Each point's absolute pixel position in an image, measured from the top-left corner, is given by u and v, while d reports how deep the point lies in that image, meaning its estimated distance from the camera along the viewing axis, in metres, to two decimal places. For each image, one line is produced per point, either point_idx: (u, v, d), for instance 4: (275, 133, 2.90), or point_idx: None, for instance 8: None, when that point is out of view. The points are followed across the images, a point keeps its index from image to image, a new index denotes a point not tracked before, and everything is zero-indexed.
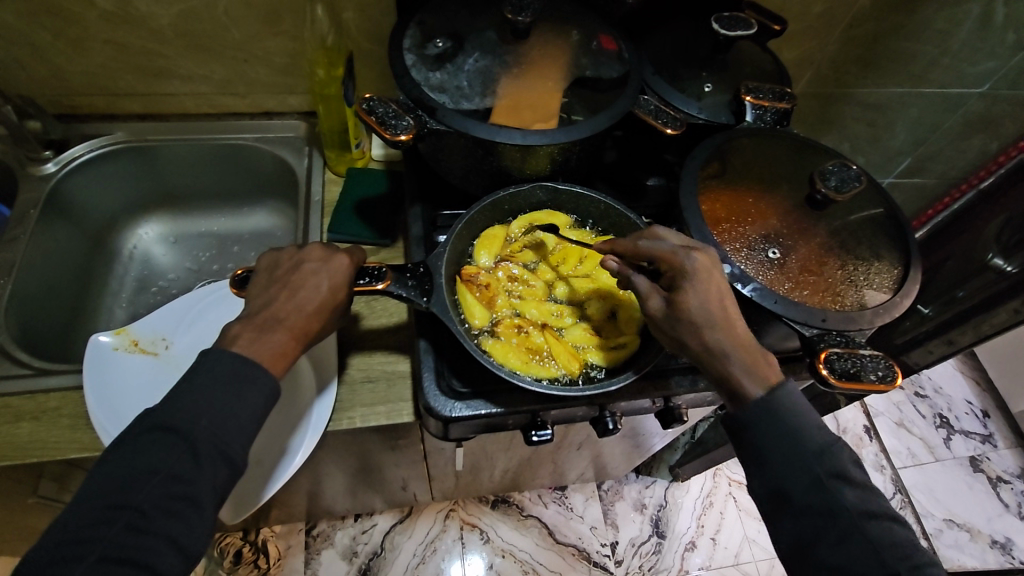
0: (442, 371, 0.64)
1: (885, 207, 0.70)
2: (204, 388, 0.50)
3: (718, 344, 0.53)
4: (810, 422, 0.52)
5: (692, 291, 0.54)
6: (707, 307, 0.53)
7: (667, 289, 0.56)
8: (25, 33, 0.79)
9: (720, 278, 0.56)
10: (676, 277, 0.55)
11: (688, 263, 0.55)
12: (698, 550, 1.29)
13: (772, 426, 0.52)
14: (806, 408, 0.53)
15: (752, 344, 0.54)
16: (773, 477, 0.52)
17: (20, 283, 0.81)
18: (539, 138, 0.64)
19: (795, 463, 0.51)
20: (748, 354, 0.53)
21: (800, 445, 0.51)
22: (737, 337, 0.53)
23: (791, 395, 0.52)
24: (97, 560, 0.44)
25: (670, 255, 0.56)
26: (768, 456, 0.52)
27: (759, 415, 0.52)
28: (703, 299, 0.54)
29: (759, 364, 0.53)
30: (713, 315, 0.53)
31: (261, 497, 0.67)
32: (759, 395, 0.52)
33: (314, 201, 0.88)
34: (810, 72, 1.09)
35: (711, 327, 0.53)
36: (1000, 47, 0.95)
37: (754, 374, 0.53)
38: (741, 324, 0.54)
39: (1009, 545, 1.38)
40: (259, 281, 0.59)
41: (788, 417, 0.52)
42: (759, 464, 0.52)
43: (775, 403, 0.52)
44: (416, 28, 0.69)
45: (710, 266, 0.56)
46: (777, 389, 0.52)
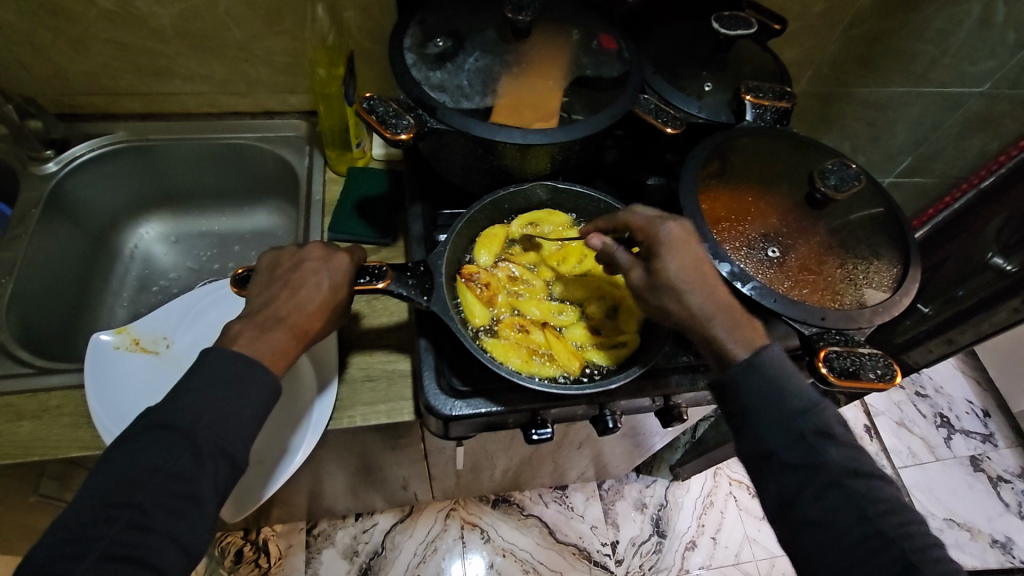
0: (442, 370, 0.64)
1: (885, 206, 0.70)
2: (205, 386, 0.50)
3: (698, 310, 0.54)
4: (797, 382, 0.52)
5: (668, 258, 0.55)
6: (683, 273, 0.55)
7: (645, 259, 0.57)
8: (26, 33, 0.80)
9: (695, 245, 0.57)
10: (652, 246, 0.57)
11: (662, 231, 0.57)
12: (699, 549, 1.30)
13: (756, 385, 0.52)
14: (791, 370, 0.53)
15: (731, 306, 0.55)
16: (758, 437, 0.52)
17: (21, 283, 0.81)
18: (539, 137, 0.64)
19: (781, 419, 0.51)
20: (729, 319, 0.54)
21: (786, 401, 0.51)
22: (716, 301, 0.55)
23: (776, 357, 0.53)
24: (99, 558, 0.44)
25: (644, 226, 0.58)
26: (754, 415, 0.52)
27: (743, 377, 0.53)
28: (679, 265, 0.55)
29: (741, 328, 0.55)
30: (690, 281, 0.55)
31: (262, 495, 0.67)
32: (745, 358, 0.53)
33: (314, 200, 0.88)
34: (810, 71, 1.13)
35: (688, 291, 0.55)
36: (1001, 47, 0.94)
37: (738, 338, 0.54)
38: (720, 289, 0.56)
39: (1009, 544, 1.38)
40: (260, 279, 0.59)
41: (772, 375, 0.52)
42: (745, 425, 0.53)
43: (760, 366, 0.53)
44: (416, 27, 0.70)
45: (685, 233, 0.57)
46: (762, 351, 0.53)
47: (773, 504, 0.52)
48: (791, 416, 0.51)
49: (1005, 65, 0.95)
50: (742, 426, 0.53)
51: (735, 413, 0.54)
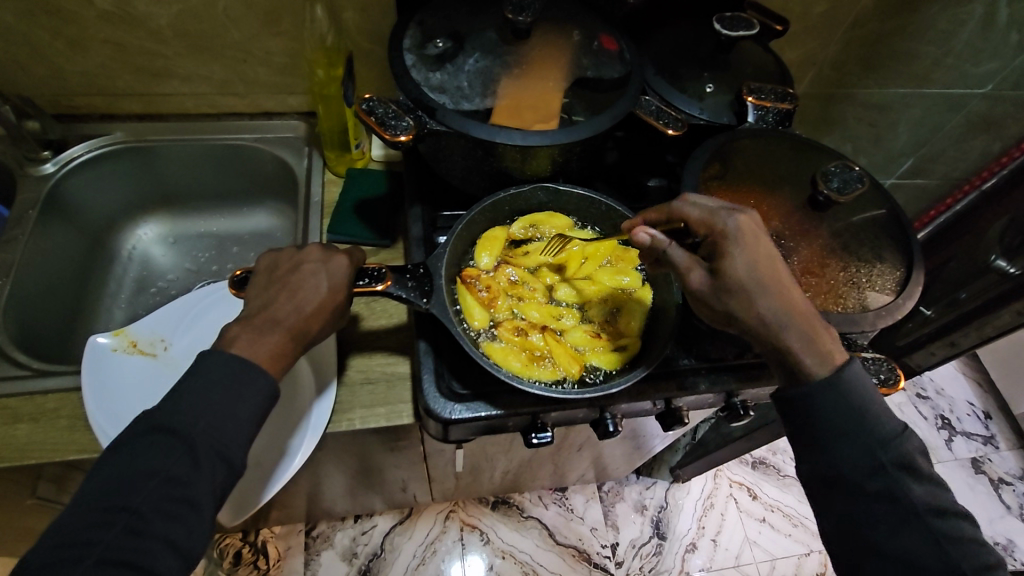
0: (442, 372, 0.64)
1: (888, 208, 0.69)
2: (203, 388, 0.50)
3: (773, 316, 0.52)
4: (879, 404, 0.52)
5: (741, 258, 0.52)
6: (757, 276, 0.52)
7: (709, 257, 0.54)
8: (24, 32, 0.79)
9: (764, 242, 0.54)
10: (720, 243, 0.53)
11: (732, 228, 0.53)
12: (699, 551, 1.29)
13: (837, 404, 0.51)
14: (869, 388, 0.53)
15: (809, 314, 0.53)
16: (834, 462, 0.51)
17: (19, 284, 0.81)
18: (540, 138, 0.64)
19: (861, 443, 0.51)
20: (805, 326, 0.52)
21: (866, 425, 0.51)
22: (791, 307, 0.52)
23: (857, 374, 0.52)
24: (95, 563, 0.43)
25: (710, 221, 0.54)
26: (833, 436, 0.51)
27: (821, 393, 0.51)
28: (756, 270, 0.52)
29: (816, 335, 0.53)
30: (764, 284, 0.52)
31: (260, 499, 0.67)
32: (821, 369, 0.52)
33: (314, 201, 0.88)
34: (812, 73, 1.09)
35: (768, 299, 0.52)
36: (1004, 48, 0.94)
37: (812, 348, 0.52)
38: (793, 292, 0.53)
39: (1010, 547, 1.38)
40: (259, 281, 0.58)
41: (853, 394, 0.52)
42: (820, 446, 0.52)
43: (839, 380, 0.52)
44: (416, 28, 0.69)
45: (753, 229, 0.54)
46: (839, 362, 0.52)
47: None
48: (873, 443, 0.51)
49: (1009, 66, 0.96)
50: (815, 449, 0.52)
51: (812, 431, 0.52)
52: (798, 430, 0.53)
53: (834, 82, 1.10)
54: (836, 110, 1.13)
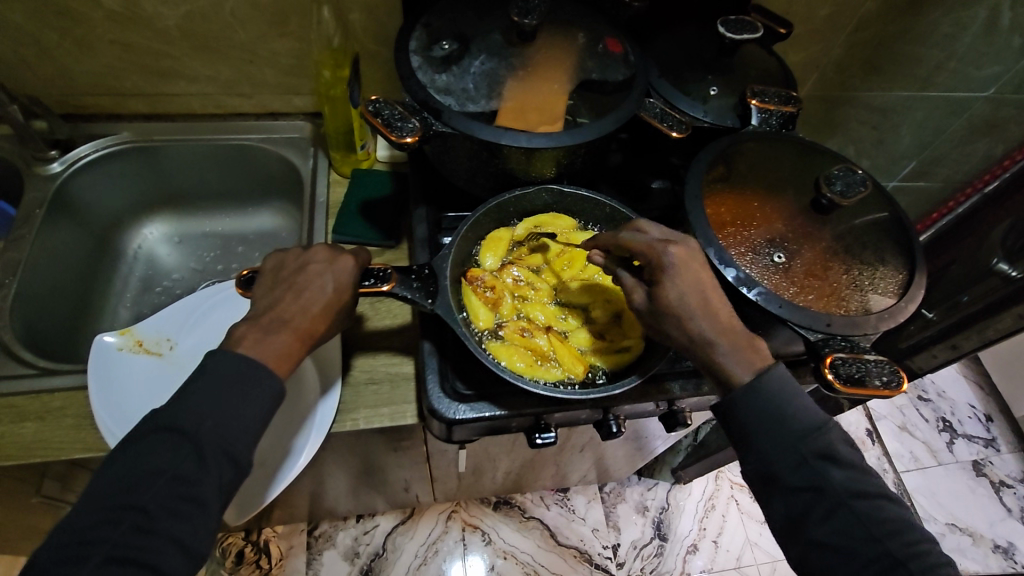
0: (446, 372, 0.64)
1: (891, 211, 0.69)
2: (210, 388, 0.50)
3: (700, 335, 0.52)
4: (799, 401, 0.52)
5: (669, 282, 0.53)
6: (687, 298, 0.53)
7: (646, 282, 0.56)
8: (32, 33, 0.80)
9: (698, 268, 0.55)
10: (653, 270, 0.55)
11: (664, 255, 0.55)
12: (700, 553, 1.29)
13: (757, 406, 0.52)
14: (795, 391, 0.52)
15: (735, 329, 0.53)
16: (762, 459, 0.52)
17: (26, 283, 0.81)
18: (545, 141, 0.64)
19: (781, 439, 0.51)
20: (732, 342, 0.53)
21: (787, 421, 0.51)
22: (720, 326, 0.53)
23: (779, 378, 0.52)
24: (103, 560, 0.44)
25: (645, 248, 0.56)
26: (756, 436, 0.52)
27: (746, 400, 0.52)
28: (679, 289, 0.53)
29: (745, 351, 0.53)
30: (691, 304, 0.53)
31: (265, 498, 0.67)
32: (748, 381, 0.52)
33: (319, 201, 0.89)
34: (815, 76, 1.09)
35: (690, 316, 0.52)
36: (1006, 52, 0.95)
37: (741, 361, 0.52)
38: (726, 312, 0.54)
39: (1011, 550, 1.38)
40: (265, 281, 0.59)
41: (773, 397, 0.52)
42: (748, 445, 0.53)
43: (763, 388, 0.52)
44: (422, 30, 0.70)
45: (688, 256, 0.55)
46: (765, 374, 0.52)
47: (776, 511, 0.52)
48: (796, 438, 0.51)
49: (1010, 70, 0.96)
50: (745, 447, 0.53)
51: (742, 434, 0.53)
52: (733, 436, 0.54)
53: (838, 84, 1.10)
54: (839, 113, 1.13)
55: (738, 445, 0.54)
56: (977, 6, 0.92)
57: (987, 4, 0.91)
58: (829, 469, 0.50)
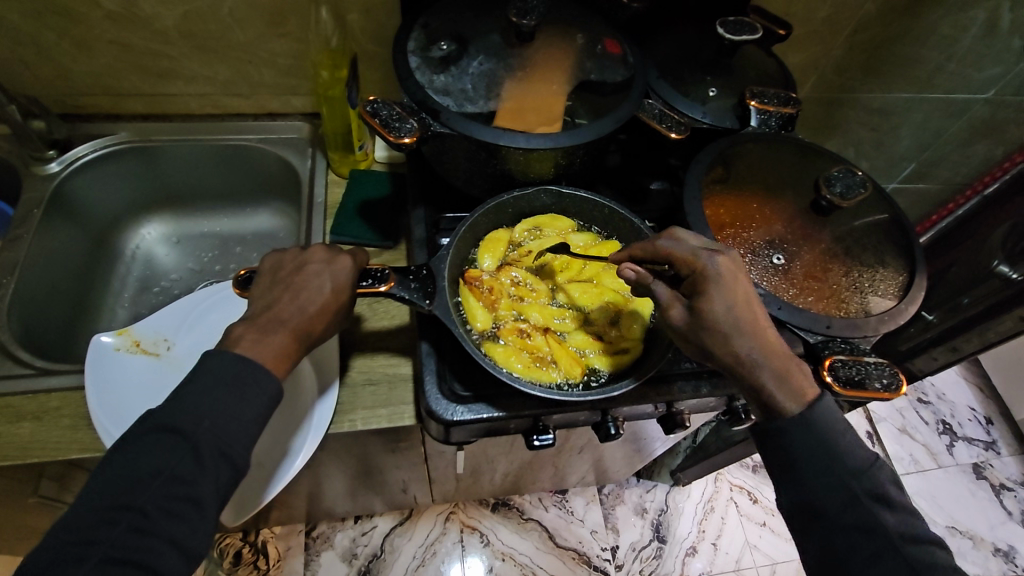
0: (443, 373, 0.64)
1: (891, 213, 0.69)
2: (207, 388, 0.50)
3: (748, 354, 0.51)
4: (846, 434, 0.52)
5: (717, 295, 0.52)
6: (734, 313, 0.52)
7: (689, 294, 0.55)
8: (30, 33, 0.80)
9: (745, 282, 0.54)
10: (700, 282, 0.54)
11: (712, 267, 0.54)
12: (699, 555, 1.29)
13: (809, 439, 0.51)
14: (839, 421, 0.52)
15: (783, 352, 0.53)
16: (807, 491, 0.52)
17: (23, 283, 0.81)
18: (543, 142, 0.64)
19: (831, 474, 0.51)
20: (778, 364, 0.52)
21: (836, 455, 0.51)
22: (767, 345, 0.52)
23: (828, 411, 0.52)
24: (100, 561, 0.43)
25: (691, 258, 0.55)
26: (805, 468, 0.52)
27: (794, 429, 0.51)
28: (728, 307, 0.52)
29: (790, 374, 0.52)
30: (741, 323, 0.52)
31: (262, 499, 0.67)
32: (794, 407, 0.51)
33: (317, 202, 0.88)
34: (814, 78, 1.05)
35: (741, 336, 0.52)
36: (1006, 54, 0.97)
37: (787, 385, 0.52)
38: (771, 331, 0.53)
39: (1012, 553, 1.38)
40: (262, 282, 0.59)
41: (823, 429, 0.51)
42: (794, 476, 0.52)
43: (812, 417, 0.51)
44: (420, 30, 0.69)
45: (734, 269, 0.54)
46: (811, 400, 0.52)
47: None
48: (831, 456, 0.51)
49: (1010, 73, 0.99)
50: (789, 477, 0.52)
51: (770, 434, 0.53)
52: (774, 461, 0.53)
53: (836, 87, 1.07)
54: (840, 114, 1.12)
55: (781, 475, 0.53)
56: (977, 8, 0.92)
57: (986, 6, 0.91)
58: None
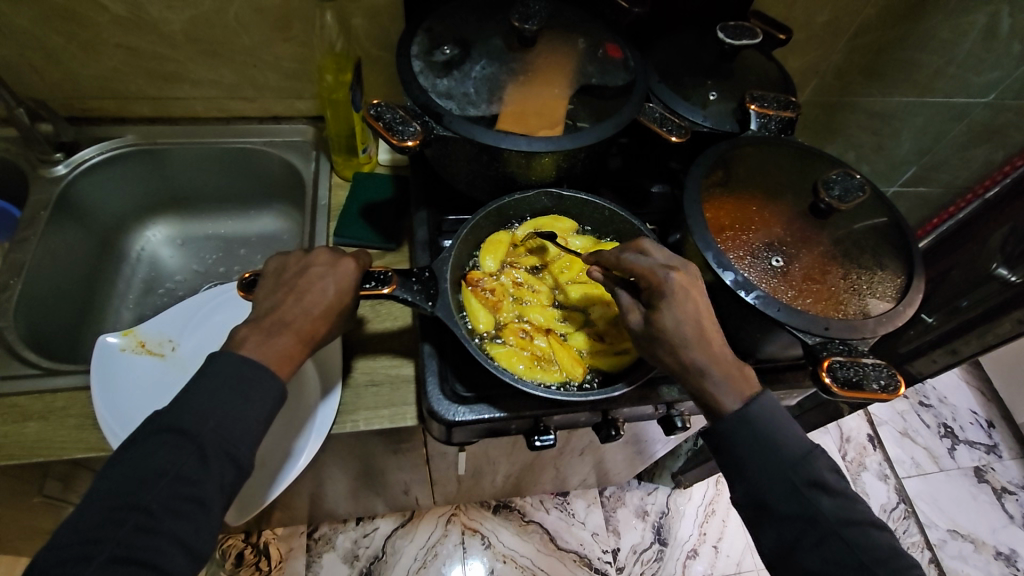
0: (445, 374, 0.65)
1: (889, 216, 0.70)
2: (212, 389, 0.51)
3: (693, 363, 0.52)
4: (790, 429, 0.52)
5: (666, 309, 0.53)
6: (682, 325, 0.53)
7: (645, 304, 0.56)
8: (39, 37, 0.81)
9: (699, 296, 0.54)
10: (653, 294, 0.55)
11: (665, 281, 0.54)
12: (700, 558, 1.29)
13: (746, 435, 0.52)
14: (784, 419, 0.53)
15: (729, 361, 0.53)
16: (751, 487, 0.52)
17: (30, 284, 0.81)
18: (544, 145, 0.65)
19: (770, 468, 0.51)
20: (724, 372, 0.53)
21: (774, 449, 0.51)
22: (714, 355, 0.53)
23: (767, 406, 0.52)
24: (106, 560, 0.44)
25: (647, 272, 0.56)
26: (745, 464, 0.52)
27: (733, 428, 0.52)
28: (677, 318, 0.53)
29: (736, 381, 0.53)
30: (687, 333, 0.53)
31: (265, 498, 0.68)
32: (735, 412, 0.52)
33: (320, 204, 0.89)
34: (815, 81, 1.07)
35: (685, 345, 0.52)
36: (1006, 58, 0.96)
37: (730, 392, 0.52)
38: (721, 342, 0.54)
39: (1013, 557, 1.38)
40: (267, 284, 0.59)
41: (761, 425, 0.52)
42: (738, 473, 0.53)
43: (750, 416, 0.52)
44: (424, 35, 0.70)
45: (689, 282, 0.55)
46: (753, 405, 0.52)
47: (766, 530, 0.52)
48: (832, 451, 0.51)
49: (1010, 76, 0.98)
50: (735, 475, 0.53)
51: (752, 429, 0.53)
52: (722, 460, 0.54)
53: (836, 90, 1.08)
54: (840, 118, 1.13)
55: (728, 473, 0.54)
56: (976, 12, 0.93)
57: (985, 10, 0.92)
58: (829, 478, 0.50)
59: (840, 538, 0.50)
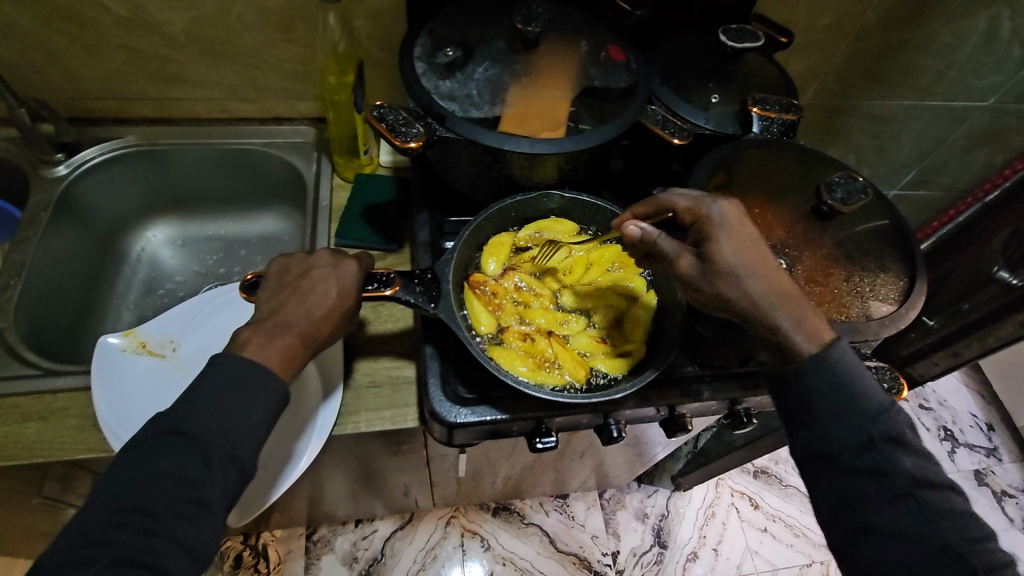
0: (448, 376, 0.64)
1: (892, 219, 0.70)
2: (215, 391, 0.51)
3: (758, 295, 0.53)
4: (866, 382, 0.51)
5: (721, 241, 0.54)
6: (740, 256, 0.54)
7: (696, 243, 0.57)
8: (41, 37, 0.81)
9: (748, 227, 0.56)
10: (703, 228, 0.56)
11: (714, 213, 0.56)
12: (700, 561, 1.29)
13: (823, 379, 0.51)
14: (858, 365, 0.52)
15: (794, 293, 0.54)
16: (822, 437, 0.51)
17: (30, 284, 0.81)
18: (547, 146, 0.65)
19: (849, 417, 0.51)
20: (790, 304, 0.53)
21: (853, 400, 0.51)
22: (777, 286, 0.53)
23: (844, 351, 0.52)
24: (109, 562, 0.44)
25: (693, 208, 0.57)
26: (821, 410, 0.51)
27: (810, 369, 0.52)
28: (734, 247, 0.54)
29: (804, 314, 0.53)
30: (747, 262, 0.53)
31: (266, 500, 0.68)
32: (810, 346, 0.52)
33: (321, 205, 0.89)
34: (816, 85, 1.13)
35: (748, 276, 0.53)
36: (1006, 62, 0.93)
37: (801, 325, 0.53)
38: (780, 273, 0.55)
39: (1013, 560, 1.37)
40: (269, 285, 0.59)
41: (840, 369, 0.51)
42: (807, 421, 0.52)
43: (828, 355, 0.52)
44: (427, 37, 0.70)
45: (736, 215, 0.56)
46: (825, 338, 0.53)
47: None
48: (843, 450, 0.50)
49: (1010, 80, 0.94)
50: (804, 424, 0.52)
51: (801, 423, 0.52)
52: (789, 407, 0.53)
53: (839, 93, 1.14)
54: (840, 121, 1.17)
55: (794, 421, 0.53)
56: (977, 16, 0.93)
57: (985, 14, 0.92)
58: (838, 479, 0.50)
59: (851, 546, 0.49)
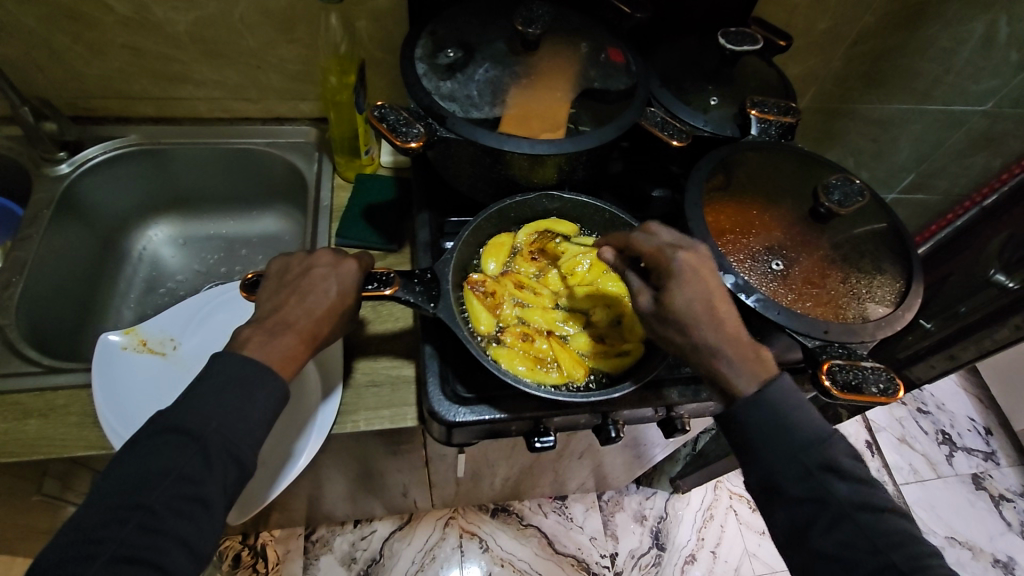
0: (447, 376, 0.65)
1: (889, 223, 0.70)
2: (215, 389, 0.51)
3: (706, 343, 0.53)
4: (801, 416, 0.52)
5: (675, 289, 0.54)
6: (694, 305, 0.53)
7: (655, 286, 0.56)
8: (44, 36, 0.81)
9: (709, 275, 0.55)
10: (662, 274, 0.55)
11: (674, 261, 0.55)
12: (698, 563, 1.29)
13: (761, 416, 0.52)
14: (799, 403, 0.52)
15: (743, 340, 0.54)
16: (775, 463, 0.52)
17: (32, 282, 0.82)
18: (547, 147, 0.65)
19: (782, 445, 0.52)
20: (739, 352, 0.53)
21: (791, 421, 0.52)
22: (726, 335, 0.53)
23: (782, 389, 0.52)
24: (109, 559, 0.44)
25: (655, 254, 0.56)
26: (767, 444, 0.52)
27: (745, 409, 0.52)
28: (687, 298, 0.54)
29: (751, 363, 0.53)
30: (697, 313, 0.53)
31: (265, 498, 0.68)
32: (751, 392, 0.52)
33: (322, 205, 0.90)
34: (815, 88, 1.11)
35: (696, 325, 0.53)
36: (1004, 66, 0.95)
37: (745, 372, 0.53)
38: (733, 319, 0.54)
39: (1012, 564, 1.37)
40: (270, 285, 0.59)
41: (774, 408, 0.52)
42: (756, 446, 0.53)
43: (765, 397, 0.52)
44: (428, 37, 0.71)
45: (698, 263, 0.56)
46: (769, 386, 0.52)
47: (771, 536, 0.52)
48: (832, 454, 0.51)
49: (1008, 85, 0.97)
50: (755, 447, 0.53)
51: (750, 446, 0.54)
52: (736, 442, 0.54)
53: (836, 97, 1.12)
54: (838, 124, 1.17)
55: (740, 451, 0.54)
56: (975, 21, 0.94)
57: (984, 19, 0.93)
58: (842, 478, 0.50)
59: (849, 555, 0.49)
